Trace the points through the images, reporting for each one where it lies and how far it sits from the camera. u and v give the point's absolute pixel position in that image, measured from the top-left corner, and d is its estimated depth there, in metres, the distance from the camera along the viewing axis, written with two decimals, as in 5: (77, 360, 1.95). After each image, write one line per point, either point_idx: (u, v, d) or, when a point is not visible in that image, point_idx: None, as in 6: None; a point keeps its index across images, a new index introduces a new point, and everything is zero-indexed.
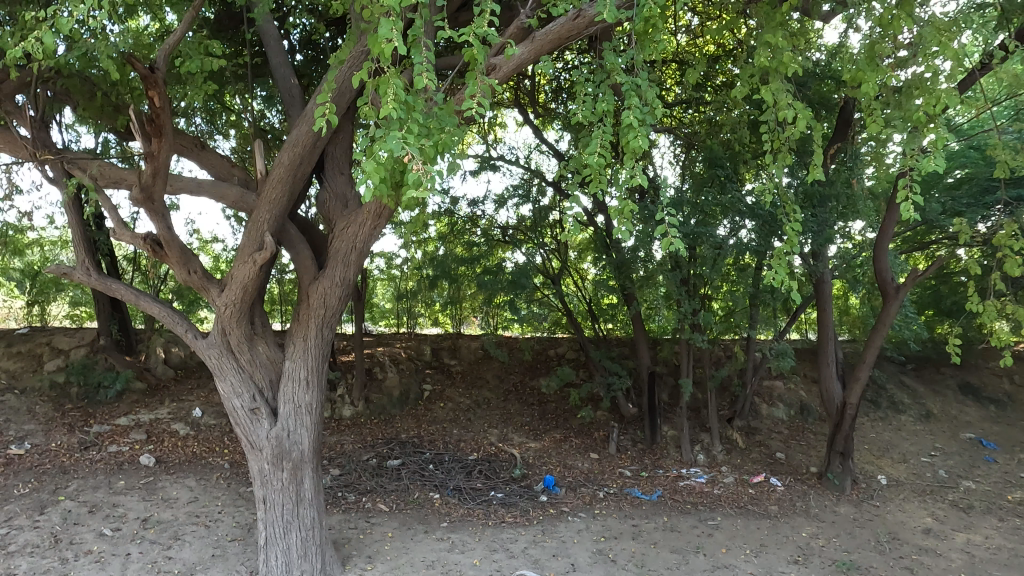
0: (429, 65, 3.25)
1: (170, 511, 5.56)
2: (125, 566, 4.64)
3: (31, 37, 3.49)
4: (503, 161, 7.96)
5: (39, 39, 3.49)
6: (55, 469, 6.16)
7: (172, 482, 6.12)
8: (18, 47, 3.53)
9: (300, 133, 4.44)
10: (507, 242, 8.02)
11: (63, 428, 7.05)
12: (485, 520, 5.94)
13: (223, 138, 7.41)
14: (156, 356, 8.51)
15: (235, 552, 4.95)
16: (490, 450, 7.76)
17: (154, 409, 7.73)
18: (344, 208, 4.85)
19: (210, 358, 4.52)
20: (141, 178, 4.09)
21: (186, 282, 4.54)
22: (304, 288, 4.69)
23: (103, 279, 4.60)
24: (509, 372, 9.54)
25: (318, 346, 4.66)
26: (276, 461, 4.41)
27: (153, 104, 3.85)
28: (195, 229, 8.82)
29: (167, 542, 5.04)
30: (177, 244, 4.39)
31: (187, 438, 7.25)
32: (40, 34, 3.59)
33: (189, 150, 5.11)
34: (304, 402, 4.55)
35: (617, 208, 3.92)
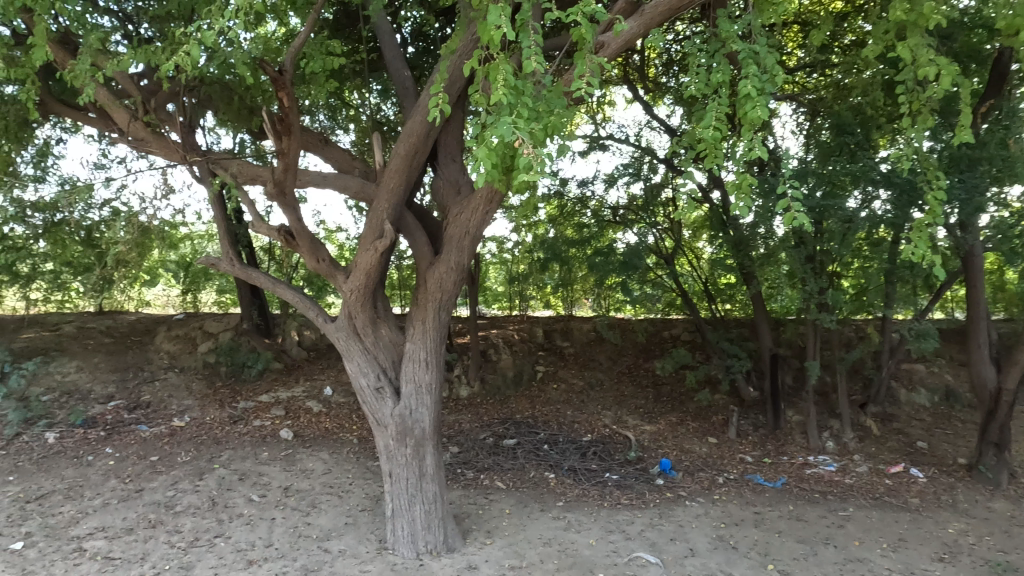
0: (537, 49, 3.26)
1: (307, 481, 6.04)
2: (271, 530, 5.09)
3: (181, 50, 3.86)
4: (612, 140, 7.84)
5: (194, 49, 3.80)
6: (209, 439, 6.86)
7: (308, 455, 6.63)
8: (170, 59, 3.89)
9: (415, 123, 4.61)
10: (619, 223, 7.90)
11: (215, 404, 7.82)
12: (600, 502, 5.94)
13: (344, 133, 7.69)
14: (291, 339, 9.24)
15: (365, 521, 5.30)
16: (604, 432, 7.74)
17: (291, 387, 8.39)
18: (457, 194, 4.98)
19: (339, 340, 4.81)
20: (275, 174, 4.40)
21: (316, 270, 4.85)
22: (422, 273, 4.87)
23: (244, 268, 5.02)
24: (622, 354, 9.46)
25: (436, 329, 4.84)
26: (400, 437, 4.66)
27: (283, 105, 4.14)
28: (321, 220, 9.39)
29: (306, 509, 5.48)
30: (307, 234, 4.68)
31: (321, 414, 7.81)
32: (190, 47, 3.92)
33: (315, 145, 5.43)
34: (424, 382, 4.75)
35: (735, 183, 3.78)
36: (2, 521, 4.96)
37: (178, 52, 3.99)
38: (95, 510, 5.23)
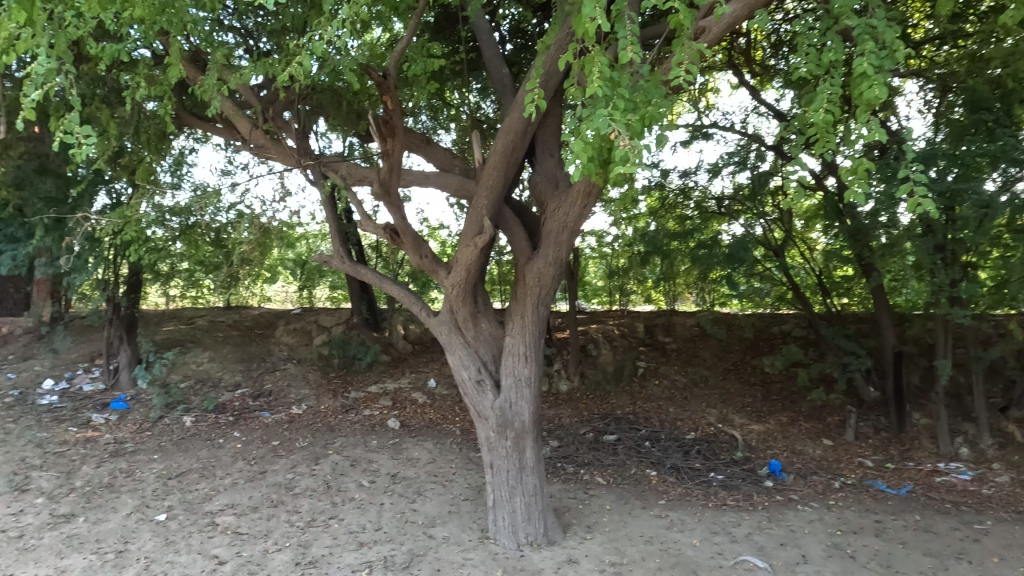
0: (634, 38, 3.20)
1: (413, 469, 6.28)
2: (380, 514, 5.34)
3: (294, 62, 4.14)
4: (716, 128, 7.57)
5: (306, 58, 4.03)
6: (324, 426, 7.30)
7: (414, 444, 6.88)
8: (286, 71, 4.18)
9: (512, 120, 4.66)
10: (723, 214, 7.65)
11: (329, 393, 8.30)
12: (705, 502, 5.77)
13: (445, 133, 7.95)
14: (398, 333, 9.66)
15: (468, 510, 5.44)
16: (708, 430, 7.51)
17: (397, 379, 8.76)
18: (555, 188, 4.99)
19: (441, 334, 4.96)
20: (380, 174, 4.60)
21: (419, 266, 5.02)
22: (520, 268, 4.92)
23: (354, 265, 5.28)
24: (728, 350, 9.12)
25: (535, 323, 4.88)
26: (501, 430, 4.75)
27: (387, 108, 4.32)
28: (424, 218, 9.71)
29: (412, 496, 5.71)
30: (411, 232, 4.85)
31: (425, 405, 8.10)
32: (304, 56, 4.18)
33: (418, 146, 5.62)
34: (523, 375, 4.81)
35: (850, 168, 3.54)
36: (149, 494, 5.52)
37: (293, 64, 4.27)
38: (225, 488, 5.71)
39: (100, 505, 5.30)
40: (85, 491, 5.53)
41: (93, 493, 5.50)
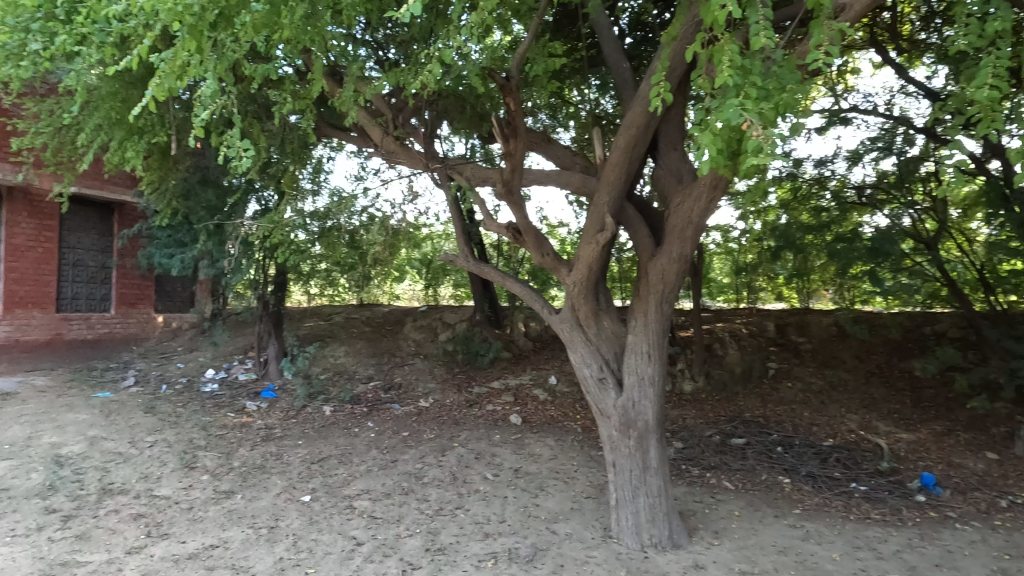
0: (767, 22, 3.06)
1: (536, 465, 6.37)
2: (504, 507, 5.47)
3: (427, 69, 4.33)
4: (855, 112, 7.04)
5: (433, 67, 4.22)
6: (449, 420, 7.58)
7: (536, 440, 6.97)
8: (419, 79, 4.39)
9: (634, 115, 4.59)
10: (865, 204, 7.17)
11: (454, 387, 8.60)
12: (845, 514, 5.39)
13: (564, 130, 7.98)
14: (519, 330, 9.87)
15: (590, 508, 5.44)
16: (848, 437, 6.99)
17: (519, 375, 8.92)
18: (679, 183, 4.85)
19: (563, 331, 4.98)
20: (503, 175, 4.69)
21: (541, 264, 5.07)
22: (643, 265, 4.85)
23: (478, 264, 5.44)
24: (871, 352, 8.45)
25: (658, 321, 4.78)
26: (623, 429, 4.70)
27: (510, 109, 4.41)
28: (544, 216, 9.82)
29: (535, 491, 5.79)
30: (533, 230, 4.91)
31: (546, 402, 8.19)
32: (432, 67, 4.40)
33: (538, 144, 5.68)
34: (646, 374, 4.72)
35: (1020, 150, 3.16)
36: (295, 477, 6.00)
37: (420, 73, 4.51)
38: (361, 474, 6.09)
39: (254, 484, 5.83)
40: (242, 471, 6.11)
41: (248, 473, 6.07)
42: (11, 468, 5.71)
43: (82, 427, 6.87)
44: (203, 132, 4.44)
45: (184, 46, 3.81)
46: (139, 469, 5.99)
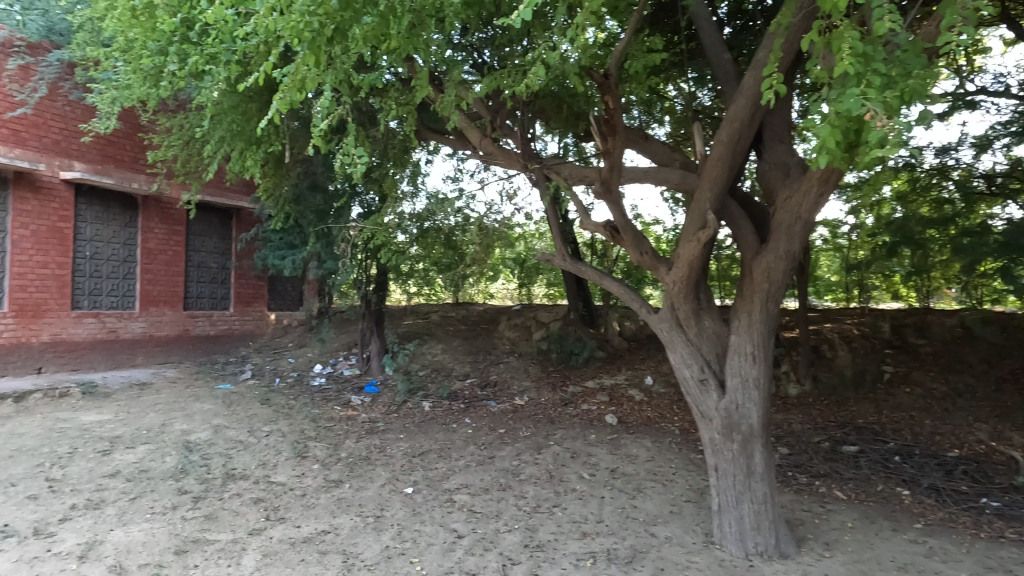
0: (891, 5, 2.88)
1: (633, 466, 6.29)
2: (601, 507, 5.44)
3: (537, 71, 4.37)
4: (983, 95, 6.48)
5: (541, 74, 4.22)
6: (545, 418, 7.63)
7: (632, 441, 6.88)
8: (530, 81, 4.42)
9: (738, 107, 4.45)
10: (995, 194, 6.57)
11: (549, 386, 8.65)
12: (974, 531, 4.98)
13: (659, 126, 7.68)
14: (613, 329, 9.83)
15: (691, 512, 5.32)
16: (977, 448, 6.45)
17: (614, 375, 8.84)
18: (786, 177, 4.65)
19: (662, 331, 4.89)
20: (601, 173, 4.67)
21: (639, 263, 5.01)
22: (747, 263, 4.68)
23: (574, 263, 5.44)
24: (1003, 356, 7.75)
25: (763, 321, 4.60)
26: (726, 432, 4.57)
27: (607, 107, 4.38)
28: (638, 213, 9.67)
29: (632, 492, 5.72)
30: (631, 228, 4.85)
31: (643, 402, 8.07)
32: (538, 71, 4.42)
33: (636, 142, 5.62)
34: (750, 376, 4.55)
35: None
36: (398, 469, 6.24)
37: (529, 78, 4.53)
38: (460, 469, 6.24)
39: (360, 474, 6.11)
40: (349, 462, 6.42)
41: (354, 464, 6.37)
42: (149, 452, 6.28)
43: (208, 416, 7.44)
44: (320, 142, 4.72)
45: (305, 60, 4.04)
46: (257, 456, 6.41)
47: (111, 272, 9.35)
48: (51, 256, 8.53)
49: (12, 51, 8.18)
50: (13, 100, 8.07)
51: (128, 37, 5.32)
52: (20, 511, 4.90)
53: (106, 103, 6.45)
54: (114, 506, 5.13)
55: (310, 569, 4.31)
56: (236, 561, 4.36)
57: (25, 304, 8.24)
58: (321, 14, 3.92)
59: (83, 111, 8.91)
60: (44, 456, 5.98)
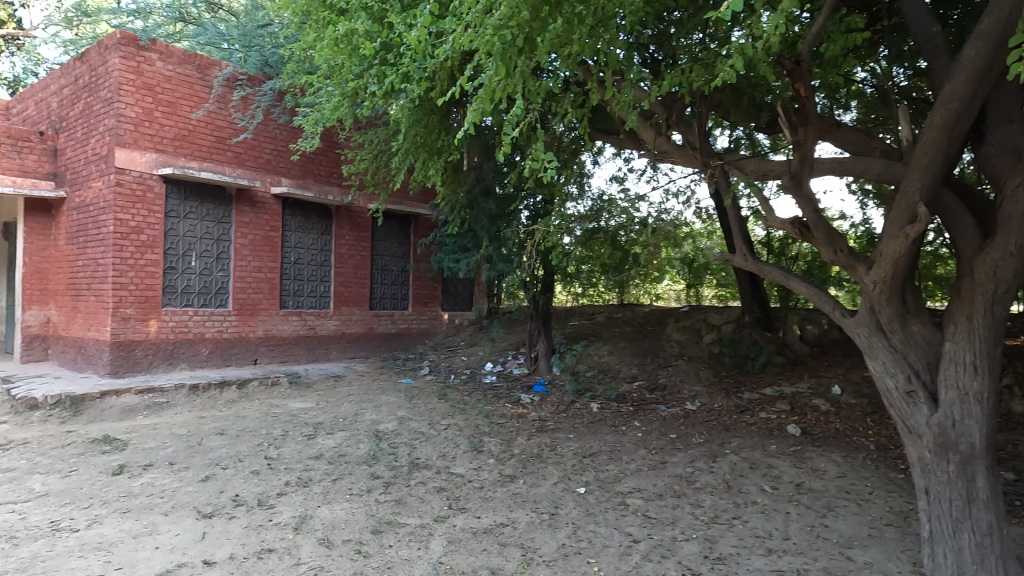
0: None
1: (820, 482, 5.82)
2: (787, 523, 5.09)
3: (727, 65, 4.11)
4: None
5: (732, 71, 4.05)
6: (719, 425, 7.31)
7: (819, 454, 6.37)
8: (719, 77, 4.20)
9: (956, 85, 3.96)
10: None
11: (722, 392, 8.27)
12: None
13: (843, 111, 7.27)
14: (793, 334, 9.27)
15: (893, 538, 4.80)
16: None
17: (795, 382, 8.26)
18: (1016, 161, 4.09)
19: (860, 336, 4.47)
20: (790, 166, 4.41)
21: (832, 262, 4.63)
22: (968, 260, 4.18)
23: (757, 263, 5.23)
24: None
25: (987, 327, 4.04)
26: (940, 451, 4.05)
27: (800, 95, 4.20)
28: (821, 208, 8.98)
29: (822, 510, 5.29)
30: (824, 225, 4.52)
31: (829, 413, 7.44)
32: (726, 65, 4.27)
33: (828, 131, 5.22)
34: (971, 390, 3.99)
35: None
36: (569, 469, 6.30)
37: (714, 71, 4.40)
38: (632, 473, 6.17)
39: (533, 471, 6.27)
40: (522, 458, 6.61)
41: (528, 461, 6.55)
42: (346, 438, 6.94)
43: (393, 408, 8.06)
44: (508, 149, 4.93)
45: (495, 71, 4.26)
46: (438, 448, 6.82)
47: (311, 275, 10.45)
48: (264, 261, 9.70)
49: (235, 84, 9.34)
50: (237, 127, 9.38)
51: (335, 63, 5.94)
52: (247, 484, 5.64)
53: (311, 124, 7.24)
54: (320, 485, 5.73)
55: (492, 559, 4.48)
56: (425, 545, 4.65)
57: (245, 303, 9.45)
58: (513, 26, 4.13)
59: (288, 133, 10.05)
60: (263, 437, 6.83)
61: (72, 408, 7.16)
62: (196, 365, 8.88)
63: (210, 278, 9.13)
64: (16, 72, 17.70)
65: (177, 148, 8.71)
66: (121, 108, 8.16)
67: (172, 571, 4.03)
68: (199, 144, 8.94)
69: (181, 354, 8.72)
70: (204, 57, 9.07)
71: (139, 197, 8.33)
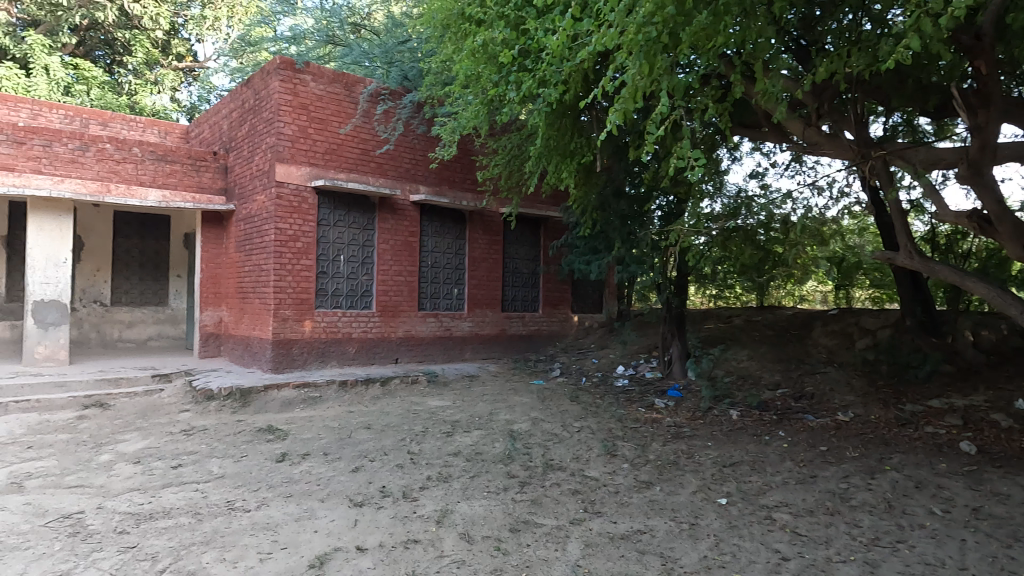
0: None
1: (1004, 508, 5.15)
2: (963, 552, 4.56)
3: (899, 47, 3.69)
4: None
5: (903, 47, 3.71)
6: (877, 439, 6.70)
7: (1001, 477, 5.65)
8: (886, 63, 3.79)
9: None
10: None
11: (879, 402, 7.58)
12: None
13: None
14: (965, 340, 8.32)
15: None
16: None
17: (968, 394, 7.39)
18: None
19: None
20: (970, 155, 4.25)
21: (1019, 257, 4.46)
22: None
23: (924, 261, 5.00)
24: None
25: None
26: None
27: (982, 74, 4.14)
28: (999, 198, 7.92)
29: (1007, 540, 4.68)
30: (1010, 220, 4.32)
31: (1012, 430, 6.57)
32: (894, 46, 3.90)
33: (1014, 113, 4.60)
34: None
35: None
36: (709, 478, 6.05)
37: (879, 48, 4.08)
38: (778, 485, 5.82)
39: (670, 479, 6.09)
40: (658, 464, 6.45)
41: (664, 467, 6.37)
42: (482, 436, 7.13)
43: (526, 409, 8.18)
44: (649, 149, 4.83)
45: (637, 70, 4.21)
46: (572, 450, 6.83)
47: (447, 278, 10.86)
48: (404, 265, 10.22)
49: (378, 99, 9.94)
50: (380, 139, 9.98)
51: (474, 72, 6.16)
52: (393, 476, 5.96)
53: (448, 133, 7.53)
54: (459, 481, 5.93)
55: (631, 566, 4.40)
56: (562, 547, 4.66)
57: (387, 305, 10.00)
58: (658, 22, 4.11)
59: (426, 142, 10.53)
60: (406, 432, 7.19)
61: (242, 400, 7.95)
62: (345, 363, 9.52)
63: (356, 281, 9.77)
64: (192, 99, 19.94)
65: (328, 161, 9.42)
66: (281, 126, 8.96)
67: (329, 554, 4.34)
68: (347, 156, 9.60)
69: (331, 352, 9.38)
70: (351, 76, 9.71)
71: (296, 208, 9.08)
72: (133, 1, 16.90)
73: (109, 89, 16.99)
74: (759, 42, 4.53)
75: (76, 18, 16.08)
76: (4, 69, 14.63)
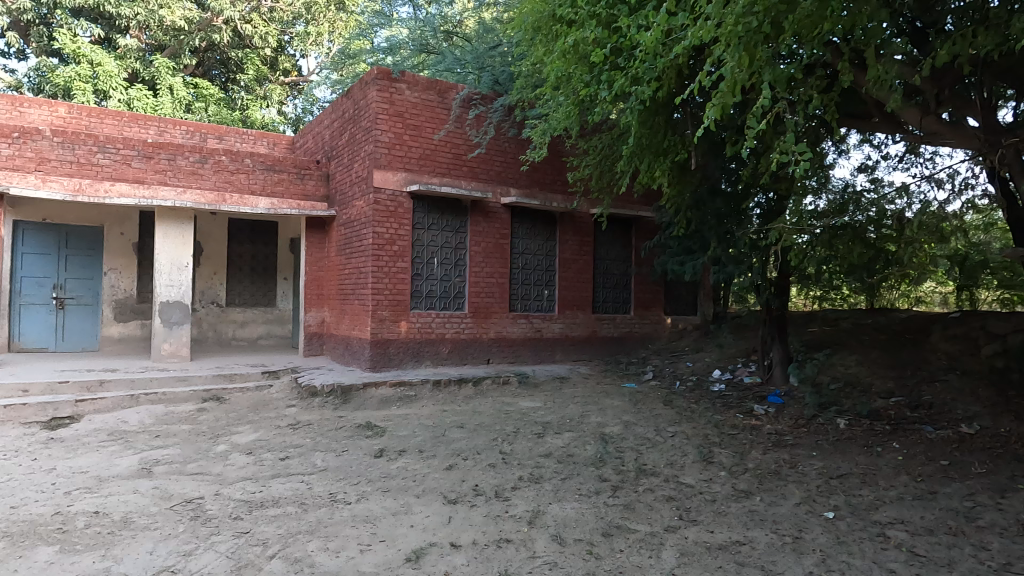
0: None
1: None
2: None
3: None
4: None
5: None
6: (1009, 454, 6.11)
7: None
8: None
9: None
10: None
11: (1010, 414, 6.90)
12: None
13: None
14: None
15: None
16: None
17: None
18: None
19: None
20: None
21: None
22: None
23: None
24: None
25: None
26: None
27: None
28: None
29: None
30: None
31: None
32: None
33: None
34: None
35: None
36: (814, 490, 5.73)
37: (1013, 25, 3.72)
38: (893, 501, 5.42)
39: (772, 489, 5.81)
40: (758, 473, 6.17)
41: (764, 477, 6.09)
42: (573, 438, 7.10)
43: (618, 412, 8.06)
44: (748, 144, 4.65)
45: (735, 63, 4.07)
46: (666, 455, 6.66)
47: (538, 279, 10.90)
48: (496, 266, 10.36)
49: (470, 104, 10.12)
50: (472, 143, 10.17)
51: (565, 73, 6.16)
52: (486, 475, 6.04)
53: (539, 135, 7.57)
54: (550, 483, 5.92)
55: None
56: (657, 554, 4.56)
57: (479, 306, 10.17)
58: (760, 12, 3.95)
59: (517, 145, 10.63)
60: (498, 432, 7.27)
61: (343, 397, 8.32)
62: (439, 363, 9.75)
63: (449, 283, 9.99)
64: (297, 111, 21.11)
65: (422, 166, 9.70)
66: (378, 134, 9.31)
67: (425, 549, 4.45)
68: (440, 161, 9.85)
69: (426, 352, 9.64)
70: (444, 82, 9.93)
71: (393, 212, 9.41)
72: (245, 22, 18.11)
73: (224, 105, 18.29)
74: (870, 27, 4.25)
75: (195, 40, 17.44)
76: (135, 90, 16.07)
